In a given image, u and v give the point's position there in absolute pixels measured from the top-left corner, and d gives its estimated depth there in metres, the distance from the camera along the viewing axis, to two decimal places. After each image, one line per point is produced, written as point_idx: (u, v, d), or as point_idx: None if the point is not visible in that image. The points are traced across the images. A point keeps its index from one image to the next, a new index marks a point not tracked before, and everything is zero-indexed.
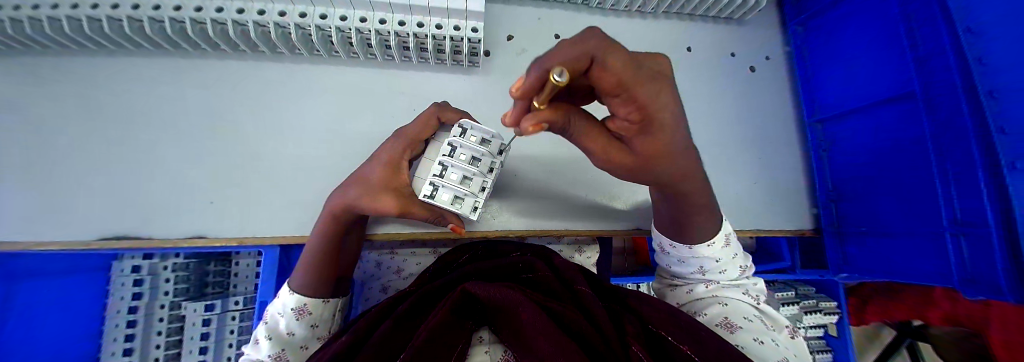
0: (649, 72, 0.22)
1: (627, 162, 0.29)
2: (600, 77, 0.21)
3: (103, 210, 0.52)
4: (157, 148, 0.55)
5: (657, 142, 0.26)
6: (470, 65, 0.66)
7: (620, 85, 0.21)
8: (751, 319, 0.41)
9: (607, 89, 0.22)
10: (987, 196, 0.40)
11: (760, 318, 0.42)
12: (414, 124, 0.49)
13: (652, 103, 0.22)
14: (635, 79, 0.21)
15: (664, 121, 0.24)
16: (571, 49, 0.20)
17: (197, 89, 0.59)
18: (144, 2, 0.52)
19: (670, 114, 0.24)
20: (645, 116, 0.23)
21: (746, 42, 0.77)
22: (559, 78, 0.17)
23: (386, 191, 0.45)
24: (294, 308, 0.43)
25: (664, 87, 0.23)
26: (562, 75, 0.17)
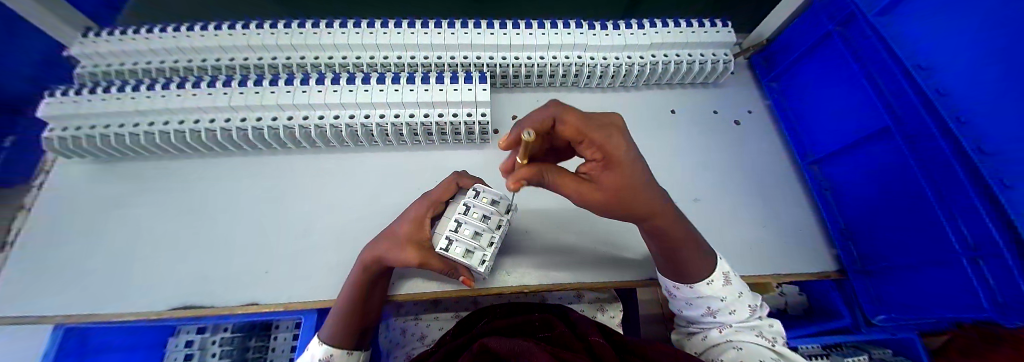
0: (602, 124, 0.33)
1: (598, 196, 0.37)
2: (564, 129, 0.32)
3: (179, 283, 0.61)
4: (230, 227, 0.67)
5: (619, 177, 0.35)
6: (482, 141, 0.78)
7: (580, 133, 0.32)
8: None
9: (573, 138, 0.33)
10: (986, 211, 0.40)
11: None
12: (438, 187, 0.57)
13: (607, 145, 0.32)
14: (588, 128, 0.32)
15: (622, 160, 0.33)
16: (541, 116, 0.33)
17: (267, 178, 0.74)
18: (234, 117, 0.72)
19: (625, 153, 0.33)
20: (607, 154, 0.33)
21: (725, 100, 0.86)
22: (527, 135, 0.28)
23: (408, 245, 0.51)
24: (321, 359, 0.50)
25: (617, 135, 0.33)
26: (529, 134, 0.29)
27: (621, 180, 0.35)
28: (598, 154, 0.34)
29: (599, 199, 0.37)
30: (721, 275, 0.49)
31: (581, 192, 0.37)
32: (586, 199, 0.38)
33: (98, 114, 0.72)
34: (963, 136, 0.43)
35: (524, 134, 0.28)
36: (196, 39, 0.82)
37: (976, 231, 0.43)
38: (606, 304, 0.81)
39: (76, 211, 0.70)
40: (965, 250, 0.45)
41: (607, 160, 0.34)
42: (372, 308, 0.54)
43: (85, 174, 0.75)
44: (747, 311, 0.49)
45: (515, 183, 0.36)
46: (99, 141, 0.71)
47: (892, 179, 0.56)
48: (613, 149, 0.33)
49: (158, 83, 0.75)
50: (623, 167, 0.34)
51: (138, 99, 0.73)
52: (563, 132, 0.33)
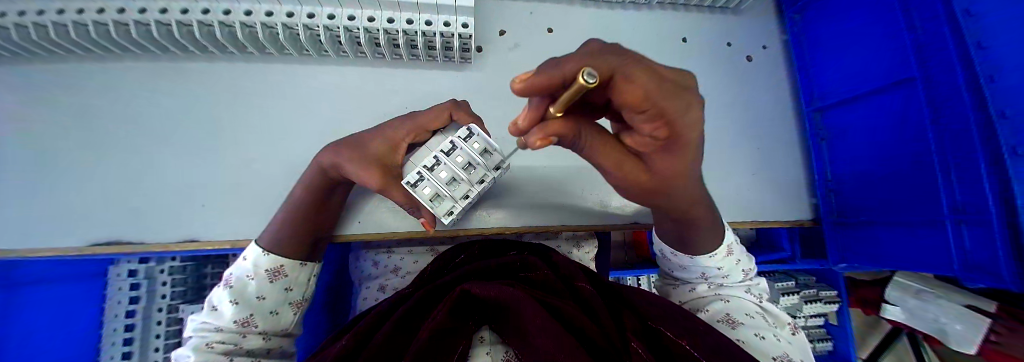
0: (681, 81, 0.19)
1: (638, 175, 0.30)
2: (621, 91, 0.18)
3: (95, 215, 0.52)
4: (148, 151, 0.55)
5: (672, 162, 0.27)
6: (462, 61, 0.65)
7: (646, 105, 0.19)
8: (754, 315, 0.43)
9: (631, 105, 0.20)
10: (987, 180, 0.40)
11: (763, 315, 0.44)
12: (428, 113, 0.48)
13: (681, 121, 0.20)
14: (663, 93, 0.18)
15: (689, 140, 0.23)
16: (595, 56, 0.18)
17: (187, 92, 0.58)
18: (126, 5, 0.52)
19: (697, 134, 0.23)
20: (672, 134, 0.22)
21: (743, 32, 0.75)
22: (588, 81, 0.15)
23: (374, 163, 0.45)
24: (268, 270, 0.43)
25: (694, 103, 0.20)
26: (592, 77, 0.15)
27: (672, 162, 0.27)
28: (664, 132, 0.22)
29: (638, 175, 0.30)
30: (726, 249, 0.48)
31: (621, 164, 0.29)
32: (626, 179, 0.31)
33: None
34: (989, 96, 0.40)
35: (584, 76, 0.15)
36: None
37: (970, 194, 0.43)
38: (581, 241, 0.83)
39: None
40: (951, 214, 0.46)
41: (674, 137, 0.22)
42: (327, 219, 0.51)
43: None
44: (741, 275, 0.50)
45: (543, 138, 0.23)
46: None
47: (900, 138, 0.53)
48: (689, 127, 0.21)
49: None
50: (684, 149, 0.25)
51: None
52: (620, 96, 0.19)
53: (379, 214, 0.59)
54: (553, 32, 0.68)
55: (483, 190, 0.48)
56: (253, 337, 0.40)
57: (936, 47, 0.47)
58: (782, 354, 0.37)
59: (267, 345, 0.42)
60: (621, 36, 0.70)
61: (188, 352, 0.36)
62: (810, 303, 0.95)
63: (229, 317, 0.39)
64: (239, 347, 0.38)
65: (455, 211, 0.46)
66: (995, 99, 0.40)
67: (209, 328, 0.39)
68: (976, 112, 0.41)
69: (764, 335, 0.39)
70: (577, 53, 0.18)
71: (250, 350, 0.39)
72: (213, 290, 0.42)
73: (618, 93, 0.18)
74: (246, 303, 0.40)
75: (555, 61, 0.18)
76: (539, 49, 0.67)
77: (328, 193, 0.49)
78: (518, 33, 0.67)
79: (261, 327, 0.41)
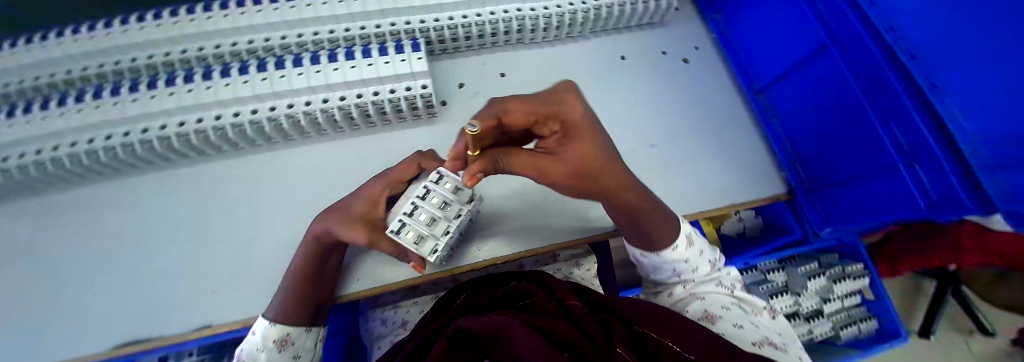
0: (549, 98, 0.33)
1: (562, 169, 0.35)
2: (511, 118, 0.32)
3: (111, 321, 0.55)
4: (159, 251, 0.60)
5: (583, 146, 0.35)
6: (430, 115, 0.72)
7: (529, 115, 0.32)
8: (728, 307, 0.47)
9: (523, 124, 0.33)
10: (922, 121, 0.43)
11: (737, 305, 0.48)
12: (399, 166, 0.53)
13: (564, 112, 0.33)
14: (536, 108, 0.32)
15: (578, 124, 0.34)
16: (488, 109, 0.32)
17: (191, 193, 0.65)
18: (135, 128, 0.62)
19: (580, 117, 0.34)
20: (563, 122, 0.34)
21: (675, 38, 0.84)
22: (472, 128, 0.27)
23: (359, 221, 0.50)
24: (277, 340, 0.46)
25: (570, 100, 0.34)
26: (474, 126, 0.28)
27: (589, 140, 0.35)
28: (556, 123, 0.34)
29: (563, 170, 0.35)
30: (686, 240, 0.51)
31: (542, 164, 0.35)
32: (550, 176, 0.36)
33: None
34: (896, 44, 0.44)
35: (469, 126, 0.27)
36: (35, 48, 0.65)
37: (910, 135, 0.46)
38: (580, 259, 0.83)
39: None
40: (902, 157, 0.48)
41: (566, 127, 0.34)
42: (327, 280, 0.55)
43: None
44: (708, 265, 0.52)
45: (471, 177, 0.34)
46: None
47: (835, 100, 0.58)
48: (568, 115, 0.33)
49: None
50: (580, 131, 0.34)
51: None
52: (512, 120, 0.32)
53: (376, 269, 0.61)
54: (505, 75, 0.76)
55: (462, 223, 0.52)
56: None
57: (839, 13, 0.53)
58: (760, 338, 0.41)
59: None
60: (566, 66, 0.79)
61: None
62: (838, 282, 0.93)
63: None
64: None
65: (439, 248, 0.48)
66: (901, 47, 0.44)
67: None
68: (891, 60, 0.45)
69: (742, 324, 0.43)
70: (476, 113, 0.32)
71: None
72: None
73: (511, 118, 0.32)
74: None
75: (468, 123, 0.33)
76: (496, 91, 0.75)
77: (324, 257, 0.53)
78: (475, 82, 0.76)
79: None
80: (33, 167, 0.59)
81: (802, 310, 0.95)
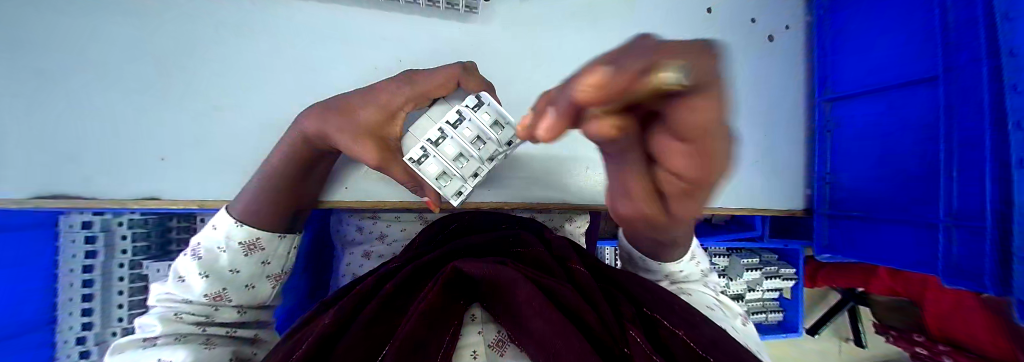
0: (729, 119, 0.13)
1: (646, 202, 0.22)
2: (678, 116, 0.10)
3: (17, 160, 0.43)
4: (69, 85, 0.43)
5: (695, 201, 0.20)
6: (467, 11, 0.56)
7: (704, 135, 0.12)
8: (712, 307, 0.44)
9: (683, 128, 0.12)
10: (989, 193, 0.41)
11: (718, 306, 0.45)
12: (430, 77, 0.41)
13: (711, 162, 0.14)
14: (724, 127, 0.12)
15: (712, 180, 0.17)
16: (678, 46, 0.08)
17: (111, 14, 0.44)
18: None
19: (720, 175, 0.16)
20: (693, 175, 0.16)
21: (771, 8, 0.70)
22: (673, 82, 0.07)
23: (370, 135, 0.38)
24: (243, 242, 0.38)
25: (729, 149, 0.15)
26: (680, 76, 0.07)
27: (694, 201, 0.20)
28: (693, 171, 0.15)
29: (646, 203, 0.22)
30: (687, 252, 0.48)
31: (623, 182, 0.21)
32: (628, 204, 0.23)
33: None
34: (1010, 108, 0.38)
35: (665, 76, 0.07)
36: None
37: (968, 201, 0.44)
38: (574, 215, 0.81)
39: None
40: (945, 219, 0.47)
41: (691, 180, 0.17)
42: (312, 185, 0.45)
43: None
44: (696, 267, 0.49)
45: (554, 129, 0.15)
46: None
47: (913, 142, 0.53)
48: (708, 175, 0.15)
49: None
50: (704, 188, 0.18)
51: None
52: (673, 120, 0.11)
53: (366, 181, 0.53)
54: None
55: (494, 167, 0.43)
56: (227, 309, 0.37)
57: (969, 46, 0.45)
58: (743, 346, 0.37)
59: (242, 319, 0.38)
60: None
61: (154, 322, 0.33)
62: (769, 279, 1.03)
63: (197, 291, 0.35)
64: (210, 320, 0.35)
65: (465, 191, 0.40)
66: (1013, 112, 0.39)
67: (177, 299, 0.35)
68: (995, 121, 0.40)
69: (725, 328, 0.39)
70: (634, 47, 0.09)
71: (223, 323, 0.36)
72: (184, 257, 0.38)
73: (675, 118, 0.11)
74: (218, 276, 0.36)
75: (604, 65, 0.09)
76: (552, 6, 0.59)
77: (313, 162, 0.43)
78: None
79: (236, 300, 0.38)
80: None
81: (729, 291, 1.06)
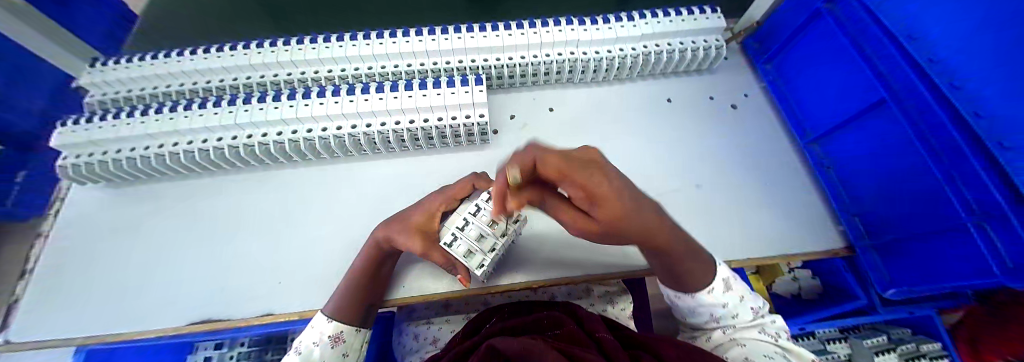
0: (583, 162, 0.28)
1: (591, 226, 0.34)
2: (542, 168, 0.28)
3: (191, 296, 0.62)
4: (238, 240, 0.68)
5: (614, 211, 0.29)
6: (483, 142, 0.78)
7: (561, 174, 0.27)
8: (773, 356, 0.40)
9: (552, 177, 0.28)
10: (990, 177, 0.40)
11: (783, 355, 0.41)
12: (454, 185, 0.57)
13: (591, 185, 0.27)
14: (570, 169, 0.27)
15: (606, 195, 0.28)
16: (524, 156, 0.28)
17: (272, 193, 0.73)
18: (242, 134, 0.71)
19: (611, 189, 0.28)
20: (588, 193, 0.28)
21: (723, 85, 0.86)
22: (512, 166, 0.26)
23: (416, 232, 0.53)
24: (331, 336, 0.49)
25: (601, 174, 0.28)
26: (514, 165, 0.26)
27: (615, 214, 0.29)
28: (582, 193, 0.29)
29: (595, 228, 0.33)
30: (721, 283, 0.46)
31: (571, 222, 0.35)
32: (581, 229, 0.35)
33: (70, 146, 0.72)
34: (961, 103, 0.43)
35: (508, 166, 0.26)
36: (188, 63, 0.82)
37: (978, 195, 0.42)
38: (614, 296, 0.79)
39: (82, 238, 0.71)
40: (970, 217, 0.44)
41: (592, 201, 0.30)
42: (380, 281, 0.56)
43: (85, 200, 0.75)
44: (750, 312, 0.46)
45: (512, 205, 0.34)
46: (105, 168, 0.70)
47: (896, 154, 0.55)
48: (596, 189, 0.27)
49: (109, 114, 0.76)
50: (610, 202, 0.28)
51: (128, 124, 0.73)
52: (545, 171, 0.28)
53: (421, 280, 0.65)
54: (554, 110, 0.82)
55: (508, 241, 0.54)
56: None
57: (898, 70, 0.54)
58: None
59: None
60: (613, 106, 0.83)
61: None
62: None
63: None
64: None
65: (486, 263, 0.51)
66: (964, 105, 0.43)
67: None
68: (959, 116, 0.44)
69: None
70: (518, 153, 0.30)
71: None
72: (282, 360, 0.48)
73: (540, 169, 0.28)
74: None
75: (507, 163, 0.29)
76: (544, 124, 0.80)
77: (383, 263, 0.57)
78: (525, 115, 0.82)
79: None
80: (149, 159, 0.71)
81: None
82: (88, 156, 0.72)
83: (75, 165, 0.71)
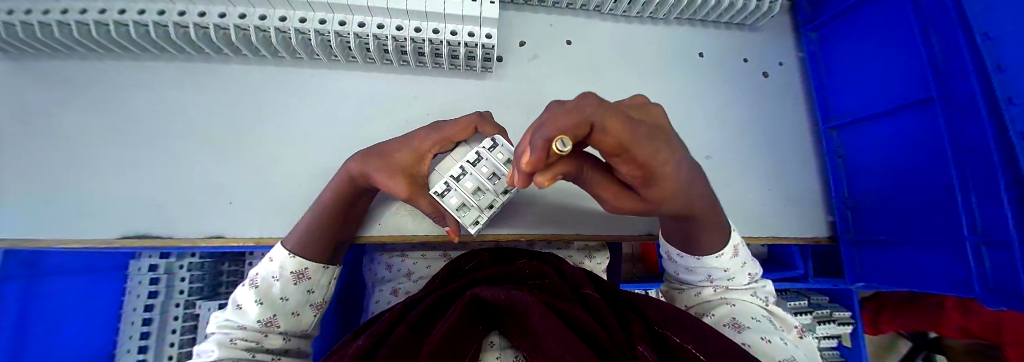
0: (648, 127, 0.19)
1: (632, 205, 0.28)
2: (599, 140, 0.16)
3: (119, 208, 0.52)
4: (175, 148, 0.56)
5: (665, 191, 0.24)
6: (483, 70, 0.66)
7: (622, 149, 0.17)
8: (760, 320, 0.41)
9: (606, 150, 0.18)
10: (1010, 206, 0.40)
11: (769, 319, 0.42)
12: (452, 124, 0.48)
13: (655, 165, 0.19)
14: (637, 141, 0.17)
15: (668, 174, 0.21)
16: (567, 115, 0.15)
17: (216, 94, 0.59)
18: (167, 8, 0.53)
19: (674, 165, 0.21)
20: (647, 173, 0.20)
21: (760, 48, 0.76)
22: (563, 149, 0.14)
23: (401, 173, 0.45)
24: (293, 271, 0.44)
25: (668, 146, 0.20)
26: (566, 144, 0.15)
27: (668, 191, 0.24)
28: (638, 172, 0.21)
29: (634, 204, 0.28)
30: (732, 248, 0.46)
31: (614, 198, 0.28)
32: (619, 207, 0.29)
33: None
34: (1010, 120, 0.39)
35: (557, 144, 0.14)
36: None
37: (990, 218, 0.42)
38: (593, 250, 0.80)
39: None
40: (971, 235, 0.45)
41: (647, 178, 0.22)
42: (350, 218, 0.52)
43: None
44: (745, 277, 0.48)
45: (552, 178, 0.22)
46: None
47: (919, 158, 0.53)
48: (659, 167, 0.20)
49: None
50: (666, 183, 0.22)
51: None
52: (597, 143, 0.17)
53: (400, 217, 0.60)
54: (571, 43, 0.69)
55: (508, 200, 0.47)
56: (274, 336, 0.41)
57: (957, 67, 0.47)
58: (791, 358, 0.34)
59: (285, 346, 0.42)
60: (639, 51, 0.72)
61: (213, 346, 0.37)
62: (822, 323, 0.95)
63: (253, 316, 0.40)
64: (259, 345, 0.39)
65: (481, 221, 0.45)
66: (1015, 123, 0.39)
67: (233, 325, 0.40)
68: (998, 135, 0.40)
69: (771, 339, 0.37)
70: (556, 108, 0.16)
71: (269, 349, 0.40)
72: (237, 289, 0.43)
73: (592, 140, 0.17)
74: (271, 303, 0.41)
75: (536, 132, 0.16)
76: (558, 60, 0.69)
77: (354, 198, 0.50)
78: (537, 43, 0.69)
79: (282, 326, 0.42)
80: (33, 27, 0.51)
81: None
82: None
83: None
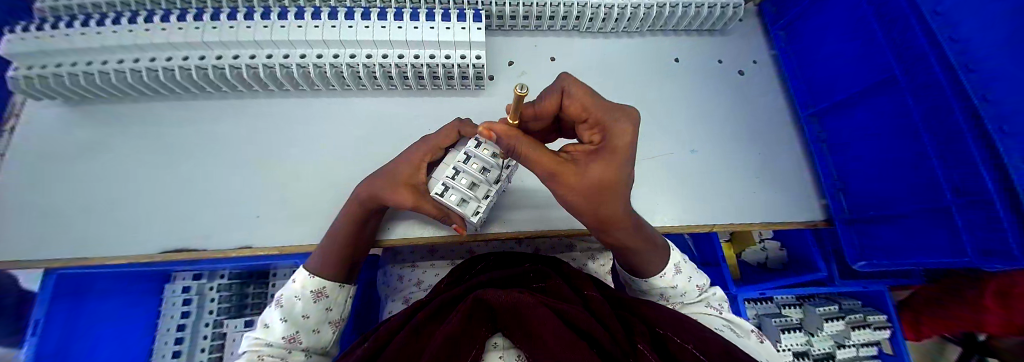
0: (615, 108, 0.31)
1: (573, 180, 0.31)
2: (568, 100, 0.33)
3: (160, 226, 0.58)
4: (210, 171, 0.63)
5: (611, 163, 0.30)
6: (477, 87, 0.73)
7: (582, 110, 0.32)
8: (721, 330, 0.42)
9: (574, 112, 0.33)
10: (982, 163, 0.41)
11: (729, 328, 0.44)
12: (437, 134, 0.53)
13: (612, 126, 0.30)
14: (595, 107, 0.31)
15: (619, 144, 0.30)
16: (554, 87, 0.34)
17: (245, 124, 0.67)
18: (209, 54, 0.63)
19: (624, 140, 0.30)
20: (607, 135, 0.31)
21: (734, 49, 0.82)
22: (521, 88, 0.25)
23: (403, 185, 0.51)
24: (313, 291, 0.48)
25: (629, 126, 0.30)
26: (523, 87, 0.25)
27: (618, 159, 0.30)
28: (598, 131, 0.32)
29: (575, 183, 0.31)
30: (673, 266, 0.47)
31: (558, 170, 0.31)
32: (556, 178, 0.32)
33: (19, 56, 0.62)
34: (970, 84, 0.42)
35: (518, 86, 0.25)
36: None
37: (968, 180, 0.44)
38: (597, 253, 0.80)
39: (25, 155, 0.63)
40: (955, 199, 0.46)
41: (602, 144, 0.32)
42: (367, 233, 0.55)
43: (31, 114, 0.67)
44: (697, 289, 0.49)
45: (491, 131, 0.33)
46: (47, 81, 0.62)
47: (895, 132, 0.55)
48: (617, 131, 0.30)
49: (53, 23, 0.65)
50: (615, 153, 0.30)
51: (81, 33, 0.63)
52: (568, 107, 0.33)
53: (406, 224, 0.64)
54: (555, 59, 0.76)
55: (501, 187, 0.52)
56: (297, 353, 0.45)
57: (911, 43, 0.51)
58: None
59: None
60: (619, 61, 0.78)
61: None
62: (857, 329, 0.90)
63: (278, 333, 0.43)
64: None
65: (481, 210, 0.48)
66: (975, 87, 0.41)
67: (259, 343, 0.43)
68: (958, 98, 0.43)
69: None
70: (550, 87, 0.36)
71: None
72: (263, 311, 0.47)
73: (566, 105, 0.33)
74: (293, 322, 0.45)
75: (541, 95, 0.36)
76: (545, 74, 0.75)
77: (366, 220, 0.53)
78: (524, 62, 0.76)
79: (304, 342, 0.46)
80: (102, 75, 0.62)
81: (813, 351, 0.94)
82: (44, 69, 0.62)
83: (27, 77, 0.62)
